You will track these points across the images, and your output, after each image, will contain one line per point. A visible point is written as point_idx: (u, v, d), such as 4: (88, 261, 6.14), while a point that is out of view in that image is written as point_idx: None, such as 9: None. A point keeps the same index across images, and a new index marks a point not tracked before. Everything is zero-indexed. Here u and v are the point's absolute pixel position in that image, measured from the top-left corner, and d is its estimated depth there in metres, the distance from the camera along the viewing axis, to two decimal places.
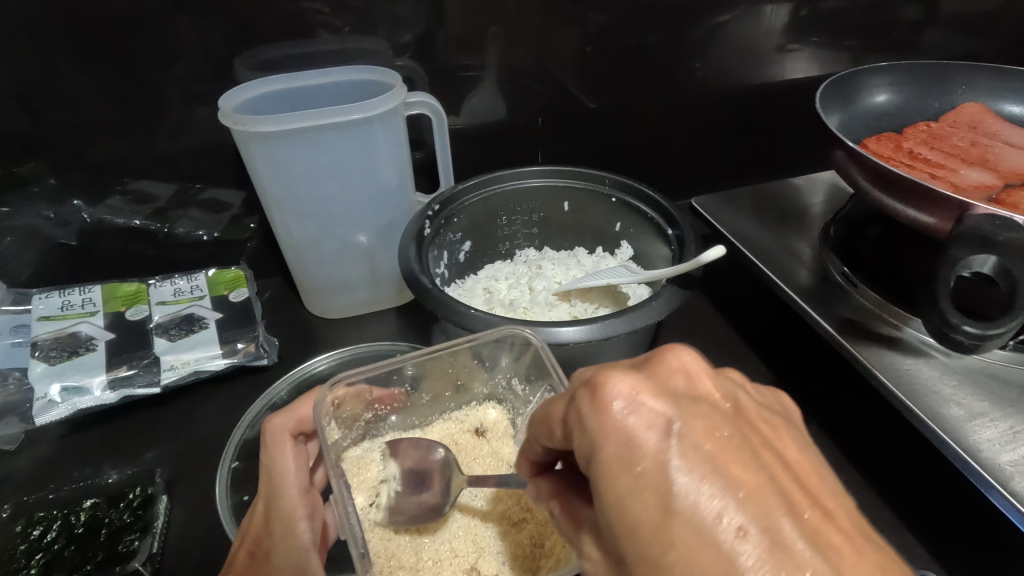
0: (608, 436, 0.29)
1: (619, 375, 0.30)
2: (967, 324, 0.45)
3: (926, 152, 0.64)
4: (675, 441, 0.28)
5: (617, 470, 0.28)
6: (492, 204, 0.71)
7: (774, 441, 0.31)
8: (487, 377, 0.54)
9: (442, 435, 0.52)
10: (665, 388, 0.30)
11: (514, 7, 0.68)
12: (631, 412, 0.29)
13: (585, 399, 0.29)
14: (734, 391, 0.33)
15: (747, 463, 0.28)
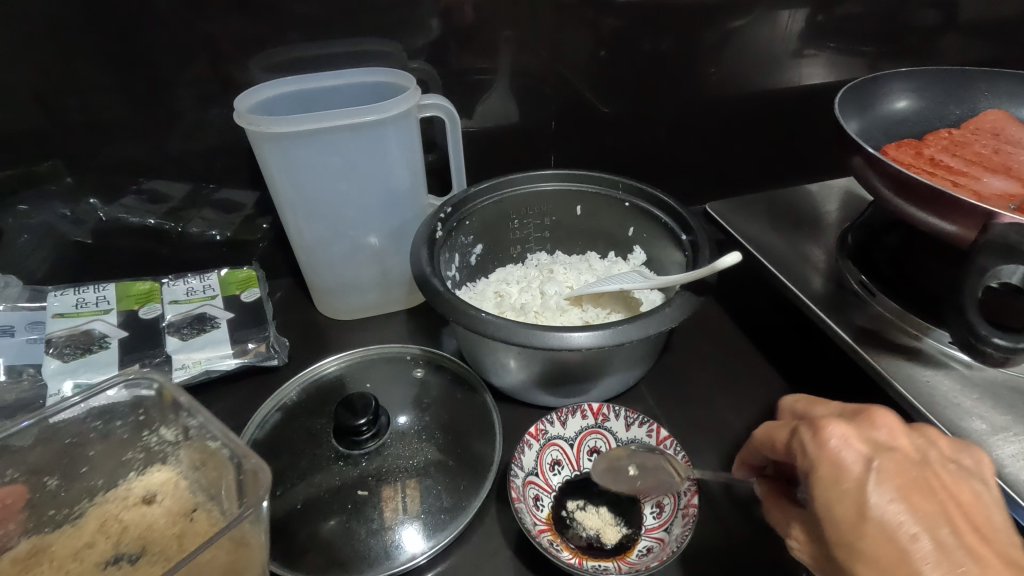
0: (837, 469, 0.38)
1: (839, 422, 0.39)
2: (997, 336, 0.44)
3: (947, 159, 0.63)
4: (888, 460, 0.38)
5: (844, 494, 0.37)
6: (504, 207, 0.71)
7: (952, 488, 0.38)
8: (132, 439, 0.47)
9: (114, 514, 0.42)
10: (872, 439, 0.39)
11: (528, 11, 0.68)
12: (844, 449, 0.38)
13: (809, 440, 0.40)
14: (927, 447, 0.40)
15: (930, 495, 0.37)
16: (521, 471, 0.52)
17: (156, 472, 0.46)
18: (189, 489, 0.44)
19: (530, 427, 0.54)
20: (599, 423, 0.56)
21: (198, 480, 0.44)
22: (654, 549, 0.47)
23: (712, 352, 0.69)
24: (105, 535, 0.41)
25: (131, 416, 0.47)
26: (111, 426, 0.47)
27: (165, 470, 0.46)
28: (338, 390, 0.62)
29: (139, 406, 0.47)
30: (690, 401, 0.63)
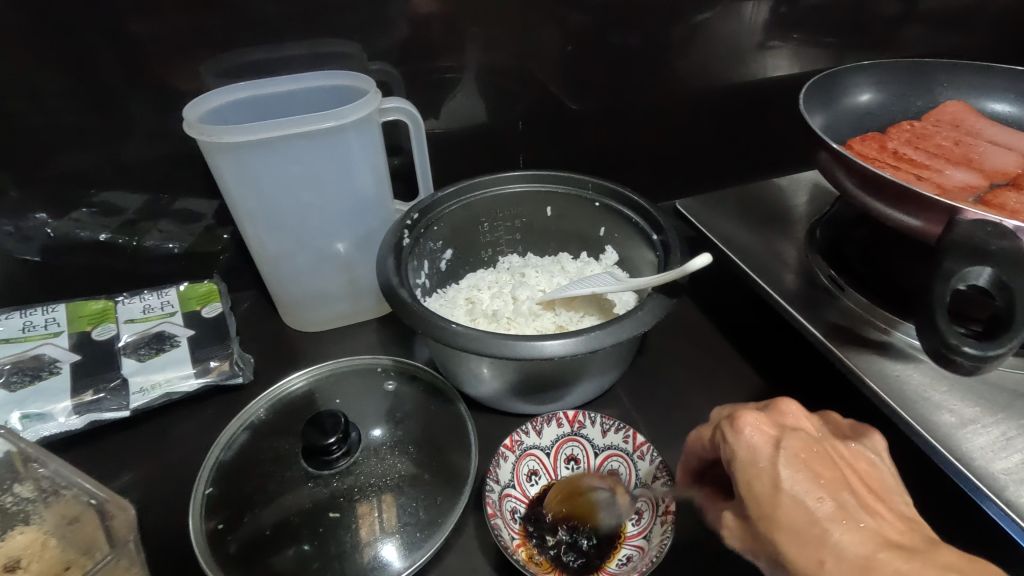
0: (752, 451, 0.38)
1: (749, 411, 0.40)
2: (967, 345, 0.43)
3: (910, 152, 0.63)
4: (792, 439, 0.39)
5: (756, 473, 0.38)
6: (472, 211, 0.69)
7: (849, 460, 0.41)
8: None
9: None
10: (778, 422, 0.40)
11: (491, 9, 0.67)
12: (754, 432, 0.39)
13: (726, 429, 0.40)
14: (822, 427, 0.43)
15: (828, 465, 0.39)
16: (496, 484, 0.50)
17: (18, 535, 0.43)
18: (58, 548, 0.42)
19: (505, 439, 0.52)
20: (575, 431, 0.54)
21: (70, 535, 0.43)
22: (632, 559, 0.46)
23: (687, 350, 0.68)
24: None
25: None
26: None
27: (29, 531, 0.44)
28: (306, 407, 0.60)
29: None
30: (667, 401, 0.63)
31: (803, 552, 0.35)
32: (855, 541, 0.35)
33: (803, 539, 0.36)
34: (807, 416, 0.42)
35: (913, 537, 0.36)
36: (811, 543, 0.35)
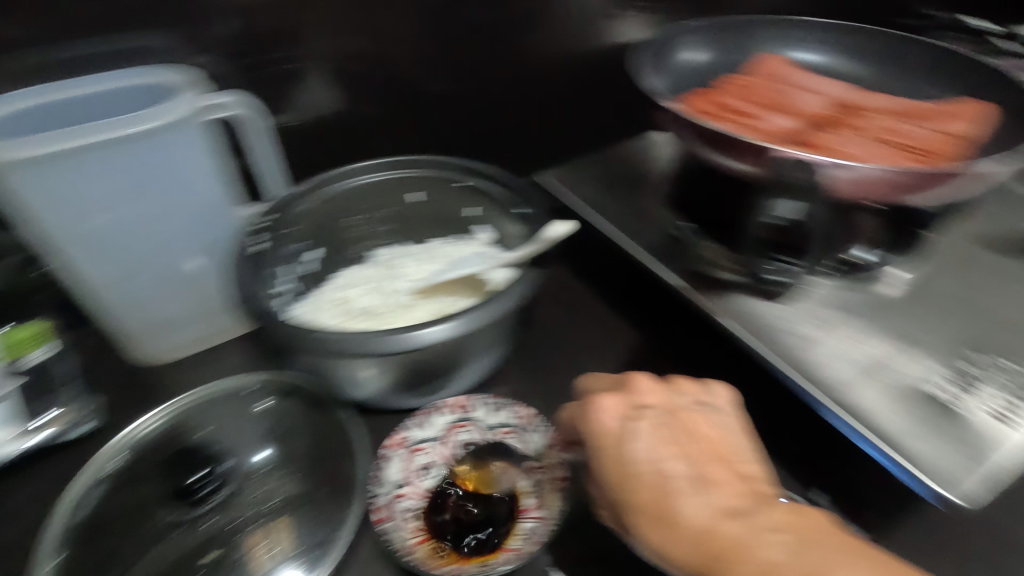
0: (606, 435, 0.43)
1: (603, 397, 0.44)
2: (771, 273, 0.58)
3: (739, 104, 0.67)
4: (647, 421, 0.43)
5: (609, 453, 0.42)
6: (331, 207, 0.65)
7: (696, 428, 0.44)
8: None
9: None
10: (633, 402, 0.45)
11: None
12: (605, 417, 0.44)
13: (585, 412, 0.44)
14: (674, 398, 0.46)
15: (678, 439, 0.42)
16: (347, 501, 0.46)
17: None
18: None
19: (387, 440, 0.52)
20: (461, 416, 0.54)
21: None
22: (536, 529, 0.46)
23: (573, 319, 0.70)
24: None
25: None
26: None
27: None
28: (163, 449, 0.53)
29: None
30: (558, 372, 0.64)
31: (661, 532, 0.38)
32: (700, 512, 0.38)
33: (657, 520, 0.39)
34: (663, 394, 0.46)
35: (746, 498, 0.40)
36: (665, 528, 0.38)
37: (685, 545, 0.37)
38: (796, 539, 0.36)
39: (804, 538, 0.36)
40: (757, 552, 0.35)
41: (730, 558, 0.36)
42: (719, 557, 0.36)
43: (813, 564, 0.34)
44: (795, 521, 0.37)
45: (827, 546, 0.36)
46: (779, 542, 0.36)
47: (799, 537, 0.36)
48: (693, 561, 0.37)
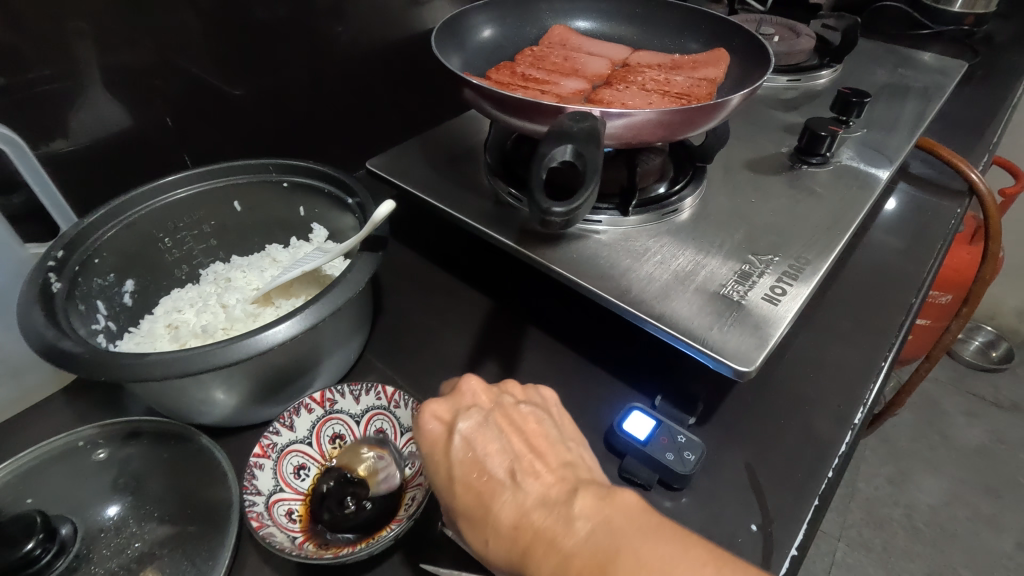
0: (430, 442, 0.40)
1: (431, 401, 0.42)
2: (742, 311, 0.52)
3: (751, 166, 0.70)
4: (468, 420, 0.41)
5: (436, 465, 0.40)
6: (407, 214, 0.78)
7: (519, 423, 0.42)
8: (100, 463, 0.51)
9: (106, 547, 0.46)
10: (455, 407, 0.42)
11: (358, 62, 0.80)
12: (431, 423, 0.41)
13: (412, 424, 0.42)
14: (502, 394, 0.43)
15: (493, 438, 0.40)
16: (257, 497, 0.43)
17: (142, 484, 0.50)
18: (164, 491, 0.49)
19: None
20: None
21: (180, 480, 0.50)
22: (417, 496, 0.45)
23: None
24: (114, 559, 0.45)
25: (89, 447, 0.51)
26: (80, 456, 0.51)
27: (155, 477, 0.50)
28: None
29: (104, 433, 0.52)
30: None
31: (474, 531, 0.38)
32: (510, 508, 0.37)
33: (474, 521, 0.38)
34: (513, 404, 0.43)
35: (560, 488, 0.37)
36: (482, 523, 0.37)
37: (502, 544, 0.36)
38: (591, 524, 0.34)
39: (605, 524, 0.34)
40: (556, 537, 0.34)
41: (533, 551, 0.35)
42: (528, 551, 0.35)
43: (615, 542, 0.33)
44: (598, 509, 0.35)
45: (628, 529, 0.34)
46: (580, 527, 0.34)
47: (598, 519, 0.35)
48: (506, 557, 0.36)
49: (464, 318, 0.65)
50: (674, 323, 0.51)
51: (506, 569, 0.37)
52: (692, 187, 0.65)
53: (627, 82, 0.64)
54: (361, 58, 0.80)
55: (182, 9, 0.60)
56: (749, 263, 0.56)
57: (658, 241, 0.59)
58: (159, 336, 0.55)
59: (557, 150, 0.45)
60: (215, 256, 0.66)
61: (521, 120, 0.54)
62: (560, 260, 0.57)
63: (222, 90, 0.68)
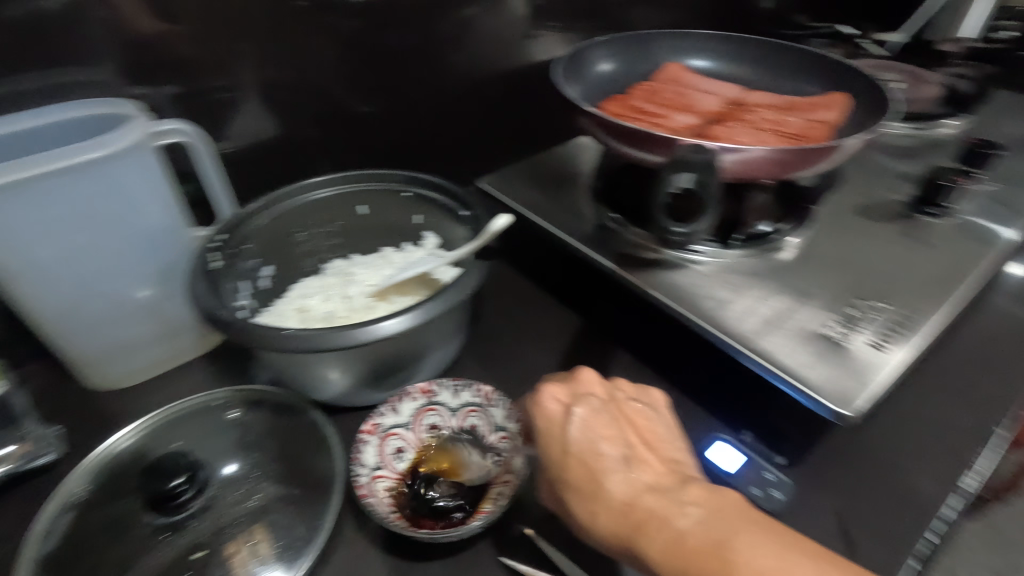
0: (549, 420, 0.45)
1: (551, 384, 0.47)
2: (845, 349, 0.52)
3: (864, 212, 0.69)
4: (584, 407, 0.45)
5: (552, 439, 0.44)
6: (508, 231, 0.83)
7: (631, 419, 0.47)
8: (230, 422, 0.58)
9: (227, 493, 0.51)
10: (573, 391, 0.46)
11: (479, 88, 0.86)
12: (550, 403, 0.46)
13: (530, 402, 0.46)
14: (615, 390, 0.48)
15: (609, 426, 0.45)
16: (363, 469, 0.49)
17: (262, 444, 0.55)
18: (280, 451, 0.55)
19: None
20: None
21: (293, 446, 0.55)
22: (502, 492, 0.47)
23: None
24: (231, 505, 0.50)
25: (224, 406, 0.59)
26: (215, 413, 0.58)
27: (273, 440, 0.56)
28: None
29: (237, 398, 0.59)
30: None
31: (581, 503, 0.41)
32: (624, 487, 0.41)
33: (586, 494, 0.41)
34: (627, 399, 0.48)
35: (669, 479, 0.42)
36: (591, 497, 0.41)
37: (611, 518, 0.40)
38: (704, 512, 0.39)
39: (715, 512, 0.38)
40: (671, 517, 0.39)
41: (646, 528, 0.39)
42: (639, 528, 0.39)
43: (727, 534, 0.37)
44: (708, 498, 0.40)
45: (742, 521, 0.38)
46: (693, 511, 0.39)
47: (709, 508, 0.39)
48: (613, 530, 0.40)
49: (553, 332, 0.68)
50: (773, 358, 0.51)
51: (609, 544, 0.40)
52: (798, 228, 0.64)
53: (739, 120, 0.65)
54: (482, 84, 0.86)
55: (336, 35, 0.69)
56: (854, 308, 0.55)
57: (757, 278, 0.59)
58: (288, 316, 0.61)
59: (678, 178, 0.49)
60: (338, 253, 0.71)
61: (633, 148, 0.57)
62: (657, 286, 0.59)
63: (360, 107, 0.76)
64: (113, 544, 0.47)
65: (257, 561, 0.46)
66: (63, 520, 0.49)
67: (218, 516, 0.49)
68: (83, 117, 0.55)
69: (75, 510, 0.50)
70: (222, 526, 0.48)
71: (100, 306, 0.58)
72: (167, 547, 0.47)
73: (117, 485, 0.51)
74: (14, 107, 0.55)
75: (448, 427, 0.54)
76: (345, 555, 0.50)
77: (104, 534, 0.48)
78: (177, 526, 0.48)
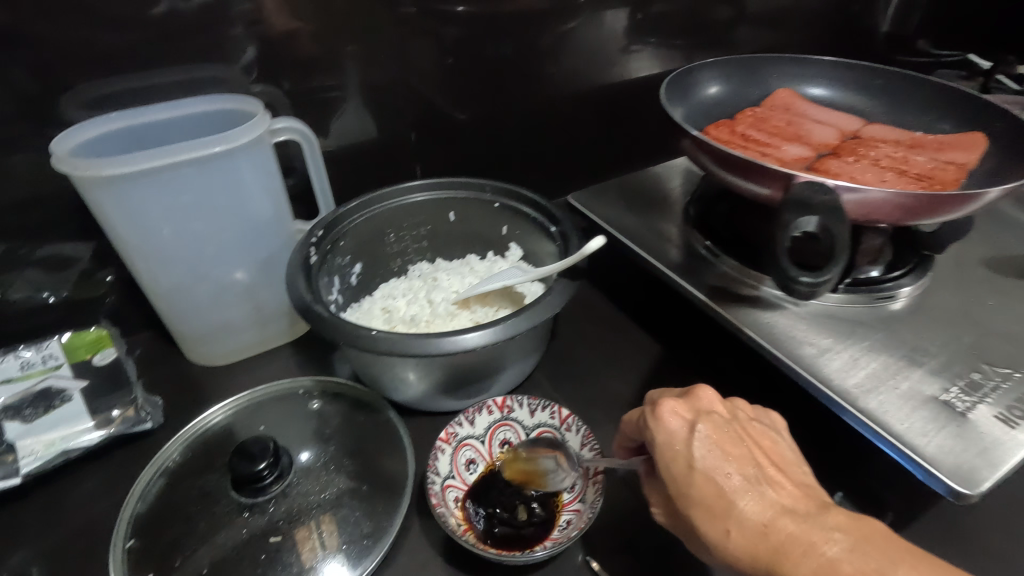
0: (671, 436, 0.43)
1: (669, 398, 0.44)
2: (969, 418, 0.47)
3: (991, 265, 0.62)
4: (707, 424, 0.43)
5: (673, 455, 0.42)
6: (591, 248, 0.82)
7: (753, 437, 0.45)
8: (311, 410, 0.60)
9: (303, 480, 0.52)
10: (694, 407, 0.44)
11: (575, 101, 0.85)
12: (672, 419, 0.43)
13: (649, 415, 0.44)
14: (736, 410, 0.46)
15: (736, 444, 0.43)
16: (436, 477, 0.49)
17: (337, 436, 0.57)
18: (354, 445, 0.56)
19: None
20: None
21: (366, 442, 0.56)
22: (571, 522, 0.47)
23: None
24: (306, 492, 0.51)
25: (306, 395, 0.61)
26: (297, 401, 0.60)
27: (348, 433, 0.57)
28: None
29: (318, 389, 0.61)
30: None
31: (712, 523, 0.39)
32: (757, 508, 0.39)
33: (714, 513, 0.40)
34: (750, 421, 0.46)
35: (806, 503, 0.40)
36: (721, 515, 0.39)
37: (745, 540, 0.38)
38: (853, 539, 0.37)
39: (862, 540, 0.37)
40: (816, 543, 0.37)
41: (788, 551, 0.37)
42: (780, 552, 0.37)
43: (881, 565, 0.35)
44: (852, 526, 0.38)
45: (896, 553, 0.36)
46: (840, 538, 0.37)
47: (856, 537, 0.37)
48: (749, 552, 0.38)
49: (631, 358, 0.66)
50: (883, 419, 0.47)
51: (742, 565, 0.38)
52: (914, 277, 0.59)
53: (858, 154, 0.61)
54: (579, 97, 0.85)
55: (442, 42, 0.71)
56: (981, 372, 0.50)
57: (867, 327, 0.55)
58: (375, 315, 0.66)
59: (801, 221, 0.46)
60: (423, 256, 0.75)
61: (739, 177, 0.54)
62: (752, 324, 0.56)
63: (458, 113, 0.77)
64: (196, 516, 0.50)
65: (325, 551, 0.47)
66: (155, 486, 0.52)
67: (293, 503, 0.50)
68: (211, 111, 0.59)
69: (167, 477, 0.53)
70: (296, 512, 0.50)
71: (206, 288, 0.62)
72: (242, 527, 0.49)
73: (204, 460, 0.54)
74: (152, 98, 0.60)
75: (520, 444, 0.54)
76: (409, 553, 0.51)
77: (189, 505, 0.51)
78: (255, 506, 0.50)
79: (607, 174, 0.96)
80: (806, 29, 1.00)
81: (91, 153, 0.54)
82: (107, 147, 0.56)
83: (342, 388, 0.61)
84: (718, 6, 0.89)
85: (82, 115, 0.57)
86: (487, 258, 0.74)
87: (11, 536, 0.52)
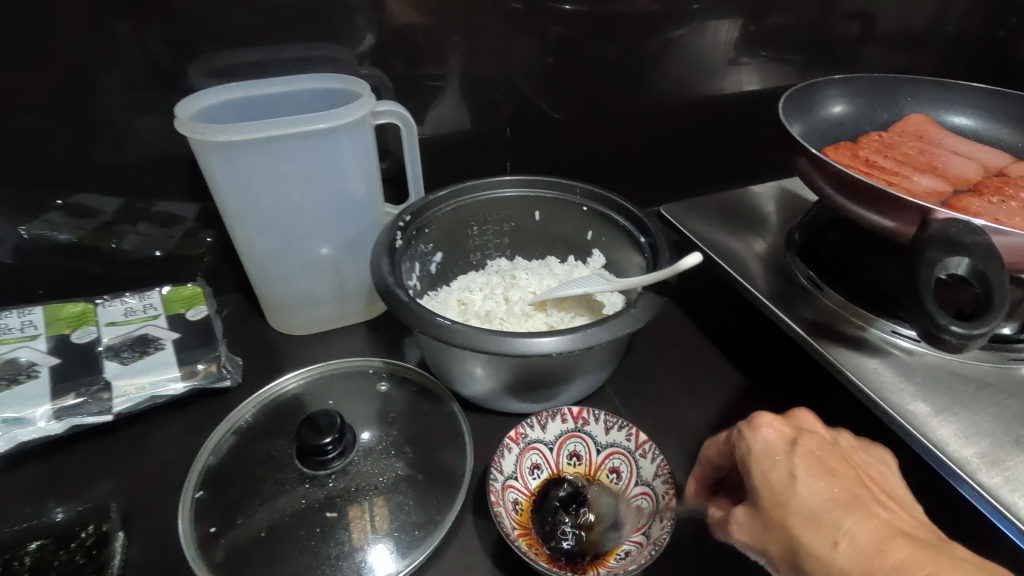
0: (768, 447, 0.38)
1: (767, 412, 0.40)
2: None
3: None
4: (811, 440, 0.39)
5: (770, 464, 0.37)
6: None
7: (862, 466, 0.40)
8: (379, 391, 0.60)
9: (362, 459, 0.53)
10: (795, 423, 0.40)
11: (679, 109, 0.81)
12: (769, 430, 0.39)
13: (743, 425, 0.39)
14: (839, 436, 0.42)
15: (844, 465, 0.38)
16: (499, 474, 0.48)
17: (399, 423, 0.56)
18: (416, 432, 0.56)
19: None
20: None
21: (429, 432, 0.56)
22: (631, 554, 0.44)
23: None
24: (362, 472, 0.51)
25: (375, 376, 0.61)
26: (365, 379, 0.61)
27: (411, 422, 0.57)
28: None
29: (387, 372, 0.61)
30: None
31: (816, 537, 0.34)
32: (866, 528, 0.33)
33: (816, 522, 0.34)
34: (861, 452, 0.41)
35: (925, 534, 0.35)
36: (824, 525, 0.34)
37: (858, 557, 0.32)
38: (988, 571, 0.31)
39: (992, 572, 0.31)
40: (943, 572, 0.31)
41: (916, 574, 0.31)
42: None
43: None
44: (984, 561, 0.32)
45: None
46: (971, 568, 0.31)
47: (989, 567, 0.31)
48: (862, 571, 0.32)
49: (709, 386, 0.62)
50: (1005, 497, 0.41)
51: None
52: None
53: (1004, 194, 0.54)
54: (682, 105, 0.81)
55: (547, 40, 0.70)
56: None
57: (994, 392, 0.48)
58: (450, 305, 0.66)
59: (949, 262, 0.41)
60: (504, 252, 0.74)
61: (861, 207, 0.49)
62: (856, 368, 0.50)
63: (552, 112, 0.76)
64: (256, 479, 0.51)
65: (374, 535, 0.47)
66: (226, 443, 0.54)
67: (350, 482, 0.50)
68: (318, 89, 0.61)
69: (238, 435, 0.55)
70: (352, 493, 0.50)
71: (294, 257, 0.63)
72: (294, 494, 0.50)
73: (271, 427, 0.56)
74: (268, 72, 0.62)
75: (590, 458, 0.52)
76: (457, 549, 0.50)
77: (253, 466, 0.52)
78: (314, 473, 0.51)
79: (699, 188, 0.92)
80: (944, 53, 0.90)
81: (211, 119, 0.57)
82: (223, 115, 0.58)
83: (409, 374, 0.61)
84: (845, 21, 0.82)
85: (205, 83, 0.60)
86: (567, 261, 0.73)
87: (102, 466, 0.55)
